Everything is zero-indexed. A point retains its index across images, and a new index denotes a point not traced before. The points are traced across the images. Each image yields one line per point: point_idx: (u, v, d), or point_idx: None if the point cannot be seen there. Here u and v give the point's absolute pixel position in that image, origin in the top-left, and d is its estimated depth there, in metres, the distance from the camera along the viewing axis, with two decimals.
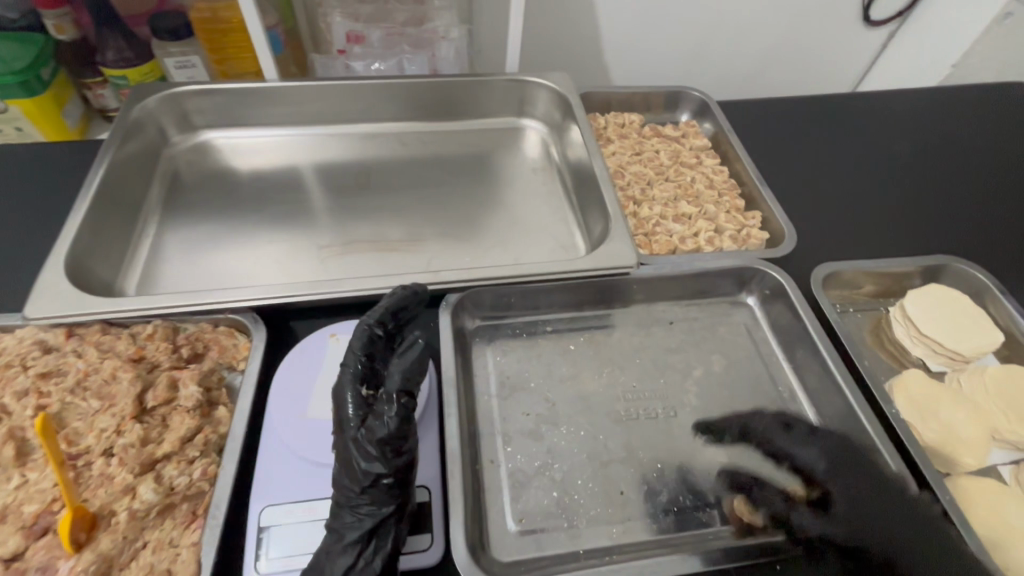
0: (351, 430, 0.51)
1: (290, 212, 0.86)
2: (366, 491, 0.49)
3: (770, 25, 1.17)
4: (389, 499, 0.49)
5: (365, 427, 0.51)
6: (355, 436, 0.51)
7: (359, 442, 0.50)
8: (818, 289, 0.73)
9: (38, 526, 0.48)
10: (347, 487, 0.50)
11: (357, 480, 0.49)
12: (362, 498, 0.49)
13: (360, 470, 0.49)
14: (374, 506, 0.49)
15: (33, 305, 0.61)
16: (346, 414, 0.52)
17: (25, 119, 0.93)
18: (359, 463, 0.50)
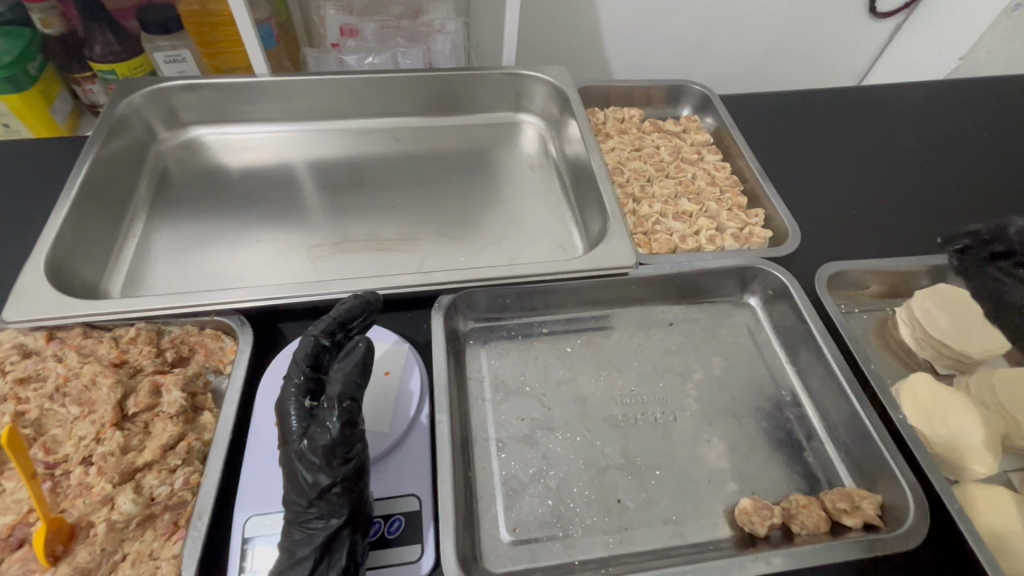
0: (293, 443, 0.49)
1: (280, 210, 0.84)
2: (315, 504, 0.48)
3: (773, 18, 1.14)
4: (341, 511, 0.48)
5: (309, 438, 0.49)
6: (298, 449, 0.49)
7: (302, 455, 0.48)
8: (821, 289, 0.71)
9: (14, 537, 0.47)
10: (296, 502, 0.48)
11: (306, 493, 0.48)
12: (312, 511, 0.48)
13: (307, 484, 0.48)
14: (325, 519, 0.47)
15: (11, 307, 0.59)
16: (289, 426, 0.50)
17: (12, 116, 0.91)
18: (305, 476, 0.48)
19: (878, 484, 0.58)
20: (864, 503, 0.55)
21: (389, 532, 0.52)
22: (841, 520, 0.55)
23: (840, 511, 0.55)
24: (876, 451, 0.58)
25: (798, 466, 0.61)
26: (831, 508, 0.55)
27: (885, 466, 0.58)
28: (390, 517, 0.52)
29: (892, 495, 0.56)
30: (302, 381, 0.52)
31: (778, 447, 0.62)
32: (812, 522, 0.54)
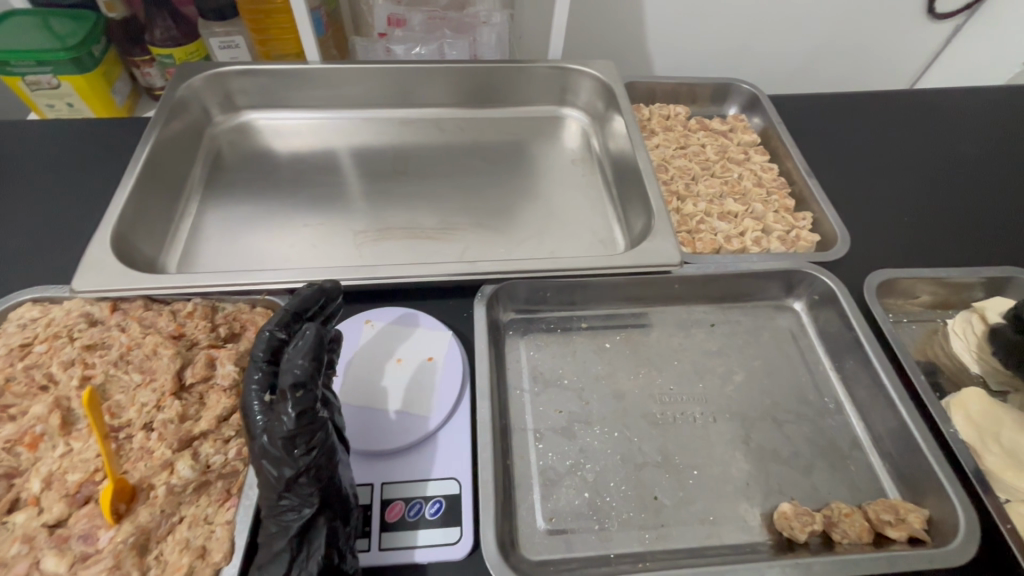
0: (252, 439, 0.46)
1: (325, 195, 0.86)
2: (285, 499, 0.46)
3: (826, 17, 1.11)
4: (311, 504, 0.46)
5: (265, 434, 0.45)
6: (257, 444, 0.46)
7: (261, 451, 0.45)
8: (870, 297, 0.69)
9: (81, 494, 0.49)
10: (267, 497, 0.46)
11: (274, 488, 0.46)
12: (285, 505, 0.46)
13: (272, 479, 0.46)
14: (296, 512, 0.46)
15: (80, 277, 0.63)
16: (248, 420, 0.46)
17: (77, 96, 0.95)
18: (268, 471, 0.46)
19: (925, 497, 0.57)
20: (909, 516, 0.54)
21: (430, 512, 0.52)
22: (885, 531, 0.54)
23: (884, 522, 0.54)
24: (924, 464, 0.57)
25: (841, 475, 0.60)
26: (875, 519, 0.54)
27: (933, 480, 0.56)
28: (431, 498, 0.53)
29: (940, 509, 0.55)
30: (261, 372, 0.49)
31: (819, 454, 0.61)
32: (855, 532, 0.53)
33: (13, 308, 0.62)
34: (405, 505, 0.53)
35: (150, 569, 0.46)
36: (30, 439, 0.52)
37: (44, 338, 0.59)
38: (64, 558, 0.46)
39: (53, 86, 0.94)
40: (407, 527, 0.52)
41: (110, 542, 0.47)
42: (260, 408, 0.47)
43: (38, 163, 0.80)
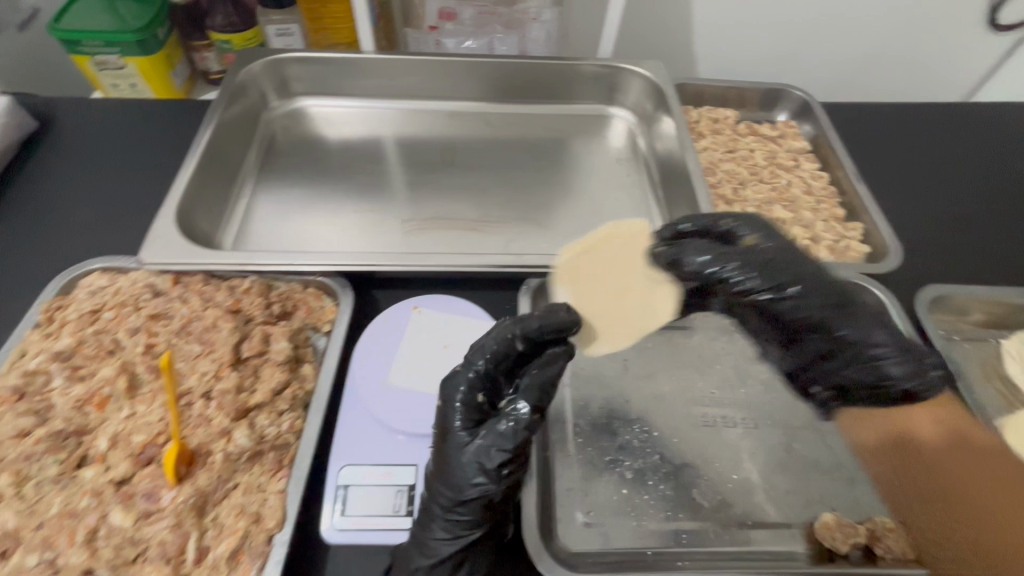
0: (450, 447, 0.48)
1: (373, 183, 0.87)
2: (446, 515, 0.48)
3: (882, 25, 1.09)
4: (467, 525, 0.48)
5: (462, 444, 0.47)
6: (454, 453, 0.47)
7: (453, 463, 0.47)
8: (922, 312, 0.67)
9: (144, 455, 0.51)
10: (444, 501, 0.48)
11: (440, 499, 0.48)
12: (441, 521, 0.48)
13: (445, 491, 0.47)
14: (452, 528, 0.48)
15: (147, 250, 0.65)
16: (452, 422, 0.48)
17: (140, 77, 0.99)
18: (446, 482, 0.47)
19: None
20: None
21: None
22: None
23: None
24: None
25: None
26: None
27: None
28: None
29: None
30: (476, 376, 0.48)
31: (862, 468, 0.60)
32: (898, 547, 0.53)
33: (83, 275, 0.65)
34: None
35: (207, 530, 0.49)
36: (99, 400, 0.54)
37: (112, 305, 0.62)
38: (129, 513, 0.48)
39: (119, 66, 0.97)
40: None
41: (171, 502, 0.49)
42: (468, 417, 0.48)
43: (106, 140, 0.84)
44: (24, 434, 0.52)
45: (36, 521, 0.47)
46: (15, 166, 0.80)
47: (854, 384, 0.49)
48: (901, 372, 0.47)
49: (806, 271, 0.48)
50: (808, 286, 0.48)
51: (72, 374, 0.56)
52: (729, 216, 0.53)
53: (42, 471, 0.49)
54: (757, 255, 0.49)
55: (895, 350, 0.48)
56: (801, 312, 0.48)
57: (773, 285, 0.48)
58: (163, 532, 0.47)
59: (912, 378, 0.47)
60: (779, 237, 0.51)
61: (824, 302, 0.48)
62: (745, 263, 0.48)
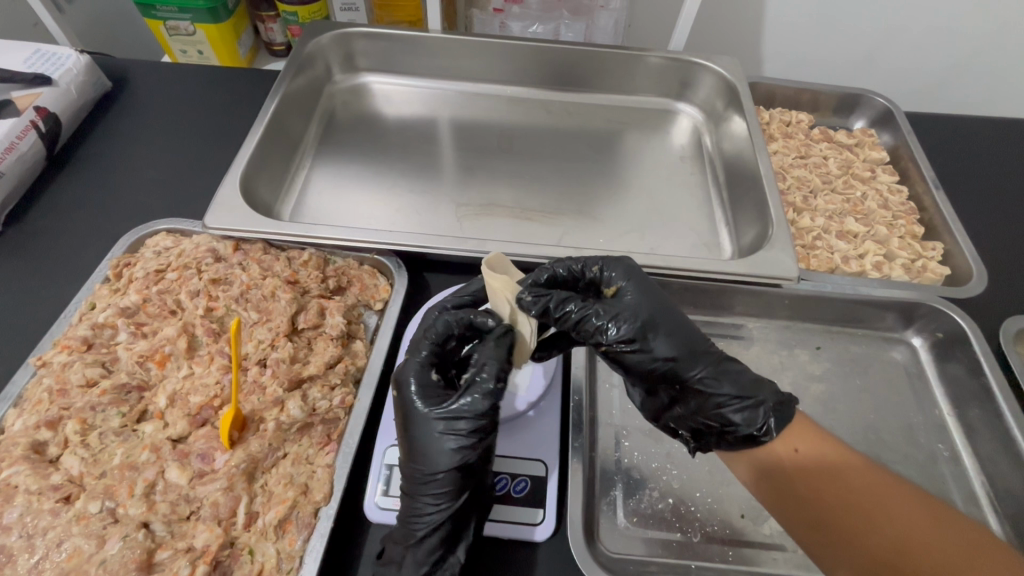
0: (414, 425, 0.48)
1: (430, 164, 0.87)
2: (425, 490, 0.47)
3: (978, 33, 1.00)
4: (450, 497, 0.47)
5: (428, 419, 0.48)
6: (419, 430, 0.48)
7: (422, 439, 0.48)
8: (1008, 343, 0.62)
9: (200, 416, 0.52)
10: (419, 478, 0.48)
11: (419, 476, 0.48)
12: (422, 496, 0.47)
13: (420, 467, 0.48)
14: (435, 505, 0.47)
15: (212, 215, 0.66)
16: (413, 400, 0.49)
17: (207, 44, 0.98)
18: (420, 457, 0.48)
19: None
20: None
21: (515, 490, 0.53)
22: None
23: None
24: None
25: None
26: None
27: None
28: (517, 477, 0.54)
29: None
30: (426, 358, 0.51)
31: None
32: None
33: (149, 236, 0.67)
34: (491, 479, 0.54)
35: (256, 496, 0.49)
36: (160, 357, 0.55)
37: (175, 266, 0.62)
38: (184, 471, 0.49)
39: (188, 32, 0.97)
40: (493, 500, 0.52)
41: (224, 465, 0.49)
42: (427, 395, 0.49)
43: (176, 104, 0.86)
44: (90, 384, 0.53)
45: (99, 469, 0.48)
46: (90, 124, 0.82)
47: (708, 429, 0.52)
48: (740, 418, 0.50)
49: (676, 328, 0.52)
50: (663, 339, 0.51)
51: (136, 330, 0.57)
52: (632, 270, 0.55)
53: (105, 421, 0.51)
54: (632, 308, 0.52)
55: (744, 401, 0.50)
56: (652, 360, 0.51)
57: (633, 335, 0.51)
58: (215, 494, 0.48)
59: (749, 424, 0.50)
60: (645, 289, 0.54)
61: (688, 357, 0.51)
62: (609, 311, 0.52)
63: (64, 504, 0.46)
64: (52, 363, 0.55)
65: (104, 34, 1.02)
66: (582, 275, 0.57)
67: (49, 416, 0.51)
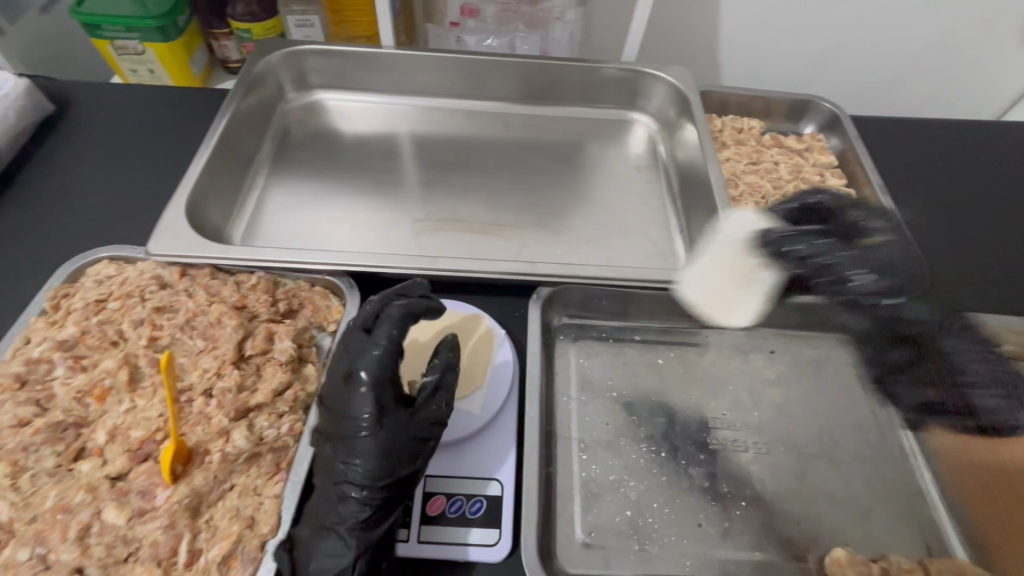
0: (357, 392, 0.50)
1: (387, 180, 0.86)
2: (355, 451, 0.48)
3: (919, 38, 1.04)
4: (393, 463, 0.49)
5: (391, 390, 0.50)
6: (362, 397, 0.49)
7: (358, 404, 0.49)
8: (950, 341, 0.64)
9: (141, 451, 0.50)
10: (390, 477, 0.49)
11: (355, 443, 0.49)
12: (353, 458, 0.48)
13: (353, 433, 0.49)
14: (370, 467, 0.48)
15: (156, 241, 0.65)
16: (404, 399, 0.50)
17: (158, 63, 0.96)
18: (354, 422, 0.49)
19: None
20: None
21: (470, 511, 0.53)
22: None
23: None
24: None
25: (903, 527, 0.56)
26: None
27: None
28: (472, 497, 0.54)
29: None
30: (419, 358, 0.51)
31: (879, 499, 0.58)
32: None
33: (90, 264, 0.65)
34: (446, 500, 0.53)
35: (200, 532, 0.48)
36: (99, 392, 0.53)
37: (118, 295, 0.61)
38: (123, 511, 0.47)
39: (139, 52, 0.94)
40: (447, 522, 0.52)
41: (166, 502, 0.48)
42: (384, 371, 0.50)
43: (123, 126, 0.84)
44: (23, 424, 0.51)
45: (30, 514, 0.46)
46: (31, 148, 0.80)
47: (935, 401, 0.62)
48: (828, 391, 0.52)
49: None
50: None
51: (74, 364, 0.55)
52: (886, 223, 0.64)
53: (39, 462, 0.49)
54: (888, 261, 0.60)
55: (997, 385, 0.60)
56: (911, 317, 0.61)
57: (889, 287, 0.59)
58: (155, 533, 0.46)
59: (987, 388, 0.60)
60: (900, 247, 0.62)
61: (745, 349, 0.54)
62: (872, 265, 0.59)
63: None
64: None
65: (47, 56, 0.99)
66: (842, 219, 0.64)
67: None
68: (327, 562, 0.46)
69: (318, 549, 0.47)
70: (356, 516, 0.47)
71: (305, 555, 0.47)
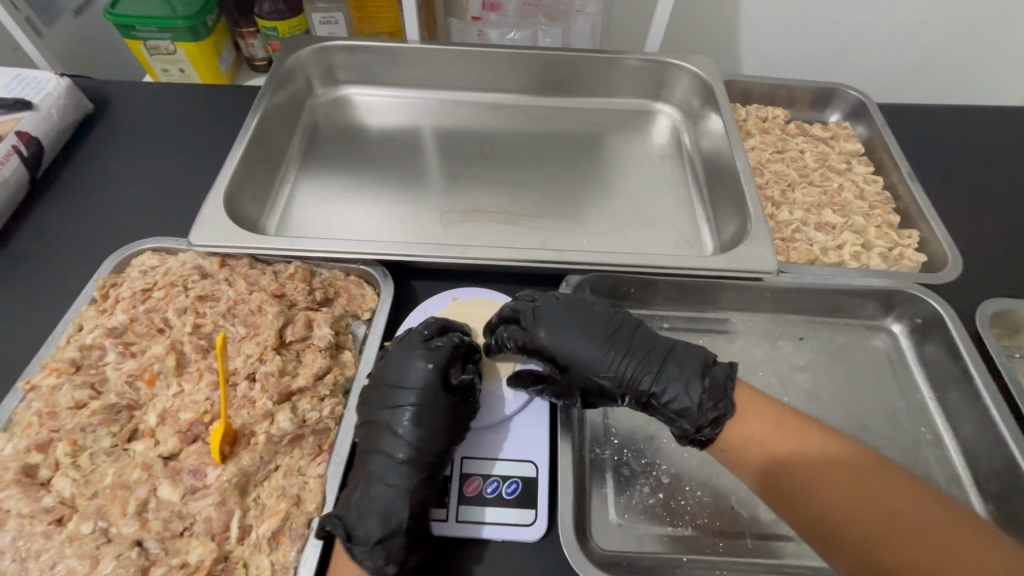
0: (412, 371, 0.54)
1: (413, 172, 0.88)
2: (403, 421, 0.52)
3: (948, 24, 1.02)
4: (436, 435, 0.52)
5: (444, 372, 0.55)
6: (416, 374, 0.54)
7: (411, 379, 0.54)
8: (984, 327, 0.64)
9: (191, 433, 0.52)
10: (425, 453, 0.52)
11: (403, 413, 0.53)
12: (401, 426, 0.52)
13: (402, 405, 0.53)
14: (416, 434, 0.52)
15: (196, 232, 0.66)
16: (436, 382, 0.54)
17: (188, 62, 0.98)
18: (405, 397, 0.53)
19: None
20: None
21: (507, 492, 0.54)
22: None
23: None
24: None
25: None
26: None
27: None
28: (508, 478, 0.55)
29: None
30: (448, 349, 0.56)
31: None
32: None
33: (135, 255, 0.67)
34: (483, 481, 0.55)
35: (249, 509, 0.50)
36: (149, 376, 0.56)
37: (162, 285, 0.63)
38: (177, 488, 0.49)
39: (169, 51, 0.96)
40: (486, 503, 0.53)
41: (216, 480, 0.50)
42: (438, 356, 0.55)
43: (159, 124, 0.86)
44: (79, 405, 0.53)
45: (90, 490, 0.48)
46: (72, 146, 0.82)
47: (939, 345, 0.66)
48: (698, 411, 0.54)
49: (625, 343, 0.58)
50: (604, 358, 0.57)
51: (124, 350, 0.58)
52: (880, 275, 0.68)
53: (96, 442, 0.51)
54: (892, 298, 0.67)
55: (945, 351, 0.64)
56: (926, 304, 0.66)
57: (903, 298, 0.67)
58: (208, 509, 0.48)
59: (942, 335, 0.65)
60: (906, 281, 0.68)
61: (644, 362, 0.57)
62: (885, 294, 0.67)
63: (57, 527, 0.47)
64: (41, 386, 0.55)
65: (82, 57, 1.02)
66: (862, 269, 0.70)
67: (38, 439, 0.51)
68: (375, 524, 0.48)
69: (367, 509, 0.49)
70: (401, 479, 0.50)
71: (356, 515, 0.49)
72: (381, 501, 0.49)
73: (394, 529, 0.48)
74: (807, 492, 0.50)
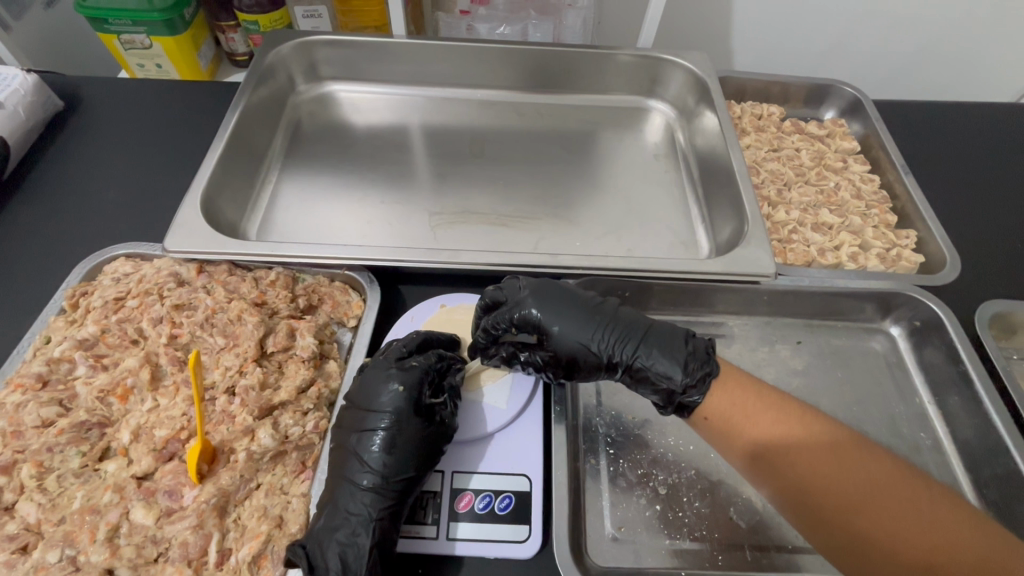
0: (383, 393, 0.53)
1: (399, 172, 0.85)
2: (372, 446, 0.50)
3: (942, 19, 1.01)
4: (405, 459, 0.50)
5: (417, 393, 0.53)
6: (388, 397, 0.52)
7: (382, 402, 0.52)
8: (983, 329, 0.63)
9: (167, 450, 0.50)
10: (392, 479, 0.49)
11: (373, 438, 0.51)
12: (369, 452, 0.50)
13: (371, 428, 0.51)
14: (385, 460, 0.50)
15: (171, 237, 0.63)
16: (407, 404, 0.52)
17: (165, 57, 0.94)
18: (374, 420, 0.51)
19: None
20: None
21: (500, 507, 0.52)
22: None
23: None
24: None
25: None
26: None
27: None
28: (501, 493, 0.53)
29: None
30: (423, 369, 0.55)
31: None
32: None
33: (108, 262, 0.64)
34: (475, 496, 0.53)
35: (228, 531, 0.47)
36: (122, 391, 0.53)
37: (135, 293, 0.60)
38: (151, 511, 0.47)
39: (145, 46, 0.92)
40: (478, 518, 0.51)
41: (193, 501, 0.47)
42: (411, 376, 0.54)
43: (134, 122, 0.82)
44: (47, 424, 0.51)
45: (57, 515, 0.46)
46: (42, 146, 0.79)
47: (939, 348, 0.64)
48: (683, 374, 0.53)
49: (612, 315, 0.58)
50: (591, 327, 0.57)
51: (95, 363, 0.55)
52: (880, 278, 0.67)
53: (64, 463, 0.48)
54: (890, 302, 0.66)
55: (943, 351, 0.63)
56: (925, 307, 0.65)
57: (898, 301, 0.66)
58: (184, 533, 0.46)
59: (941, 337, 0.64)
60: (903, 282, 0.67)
61: (629, 330, 0.56)
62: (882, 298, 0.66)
63: (21, 555, 0.44)
64: (5, 403, 0.52)
65: (53, 51, 0.98)
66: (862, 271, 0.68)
67: (2, 461, 0.48)
68: (335, 556, 0.46)
69: (329, 538, 0.47)
70: (364, 507, 0.48)
71: (318, 545, 0.46)
72: (342, 531, 0.47)
73: (354, 560, 0.46)
74: (797, 469, 0.48)
